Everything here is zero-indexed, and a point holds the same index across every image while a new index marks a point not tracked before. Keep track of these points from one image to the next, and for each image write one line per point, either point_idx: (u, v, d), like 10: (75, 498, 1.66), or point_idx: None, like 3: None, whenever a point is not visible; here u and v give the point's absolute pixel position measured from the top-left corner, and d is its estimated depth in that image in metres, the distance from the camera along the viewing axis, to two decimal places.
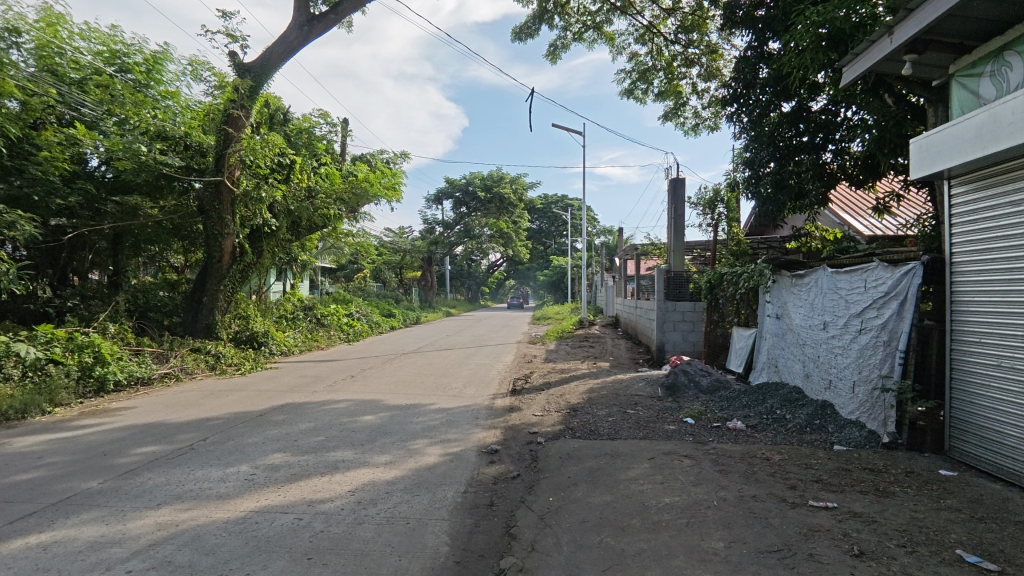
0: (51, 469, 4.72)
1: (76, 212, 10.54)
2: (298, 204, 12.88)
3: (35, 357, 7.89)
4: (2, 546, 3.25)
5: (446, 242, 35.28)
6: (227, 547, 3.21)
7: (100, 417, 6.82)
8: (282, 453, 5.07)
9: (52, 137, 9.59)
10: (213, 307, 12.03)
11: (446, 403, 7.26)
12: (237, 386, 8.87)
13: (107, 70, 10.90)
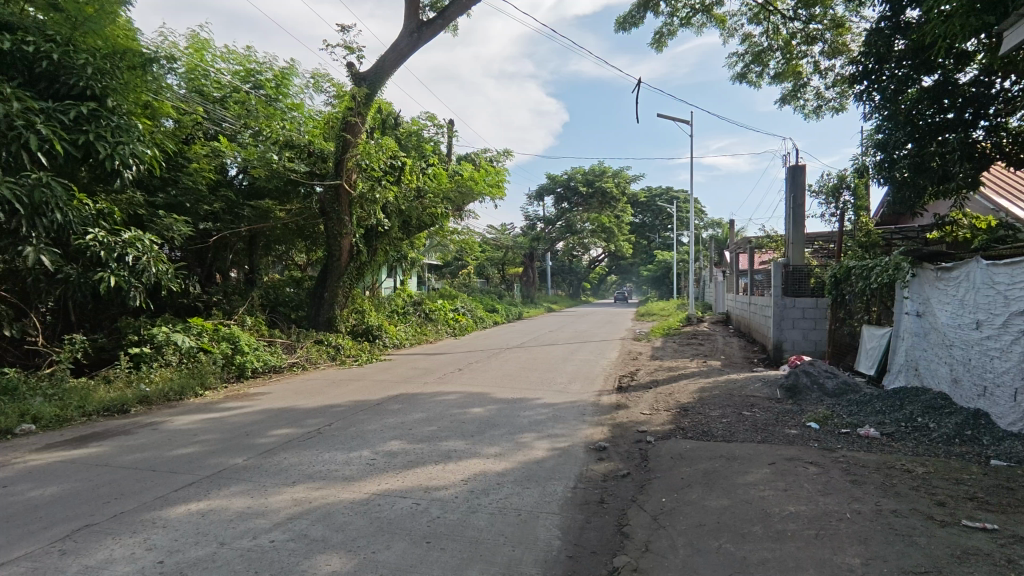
0: (204, 445, 5.33)
1: (219, 216, 11.67)
2: (409, 205, 13.55)
3: (189, 346, 8.91)
4: (170, 511, 3.71)
5: (548, 238, 35.46)
6: (354, 526, 3.44)
7: (242, 400, 7.59)
8: (398, 440, 5.36)
9: (200, 150, 10.78)
10: (334, 302, 12.95)
11: (552, 398, 7.31)
12: (356, 376, 9.51)
13: (243, 88, 12.19)
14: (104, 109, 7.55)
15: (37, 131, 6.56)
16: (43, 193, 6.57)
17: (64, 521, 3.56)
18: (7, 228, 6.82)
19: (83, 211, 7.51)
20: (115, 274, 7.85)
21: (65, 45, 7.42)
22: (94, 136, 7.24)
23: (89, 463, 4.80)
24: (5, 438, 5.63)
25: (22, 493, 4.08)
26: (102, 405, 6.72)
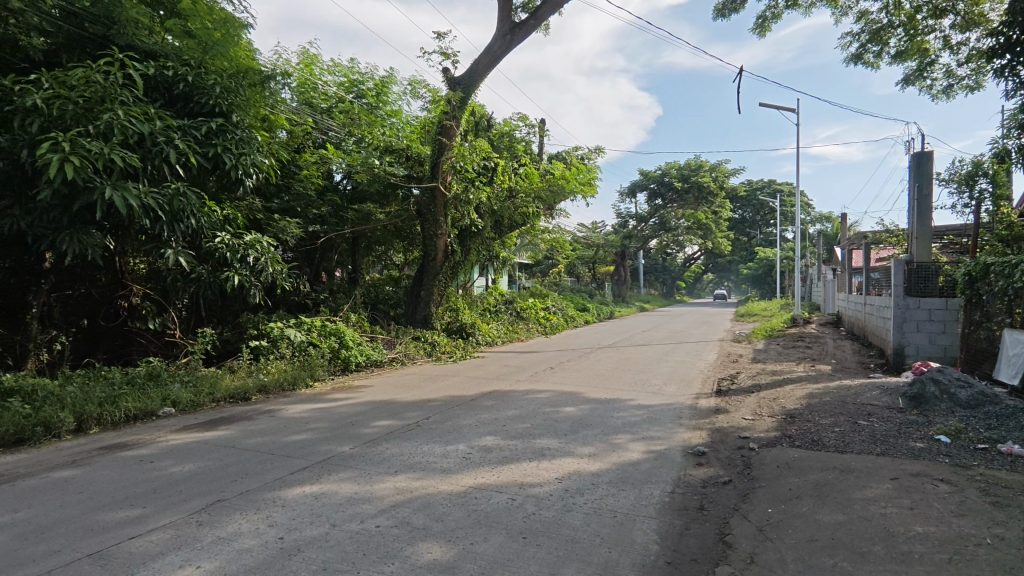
0: (315, 433, 5.73)
1: (326, 219, 12.38)
2: (501, 205, 13.79)
3: (300, 340, 9.61)
4: (288, 492, 4.02)
5: (640, 235, 34.68)
6: (453, 517, 3.56)
7: (347, 392, 8.08)
8: (493, 436, 5.47)
9: (310, 158, 11.60)
10: (429, 300, 13.43)
11: (646, 400, 7.15)
12: (451, 372, 9.82)
13: (347, 98, 12.99)
14: (230, 123, 8.30)
15: (176, 146, 7.31)
16: (181, 201, 7.32)
17: (200, 495, 3.96)
18: (152, 233, 7.63)
19: (212, 216, 8.27)
20: (238, 273, 8.61)
21: (198, 68, 8.27)
22: (221, 149, 7.98)
23: (218, 444, 5.31)
24: (150, 419, 6.34)
25: (165, 468, 4.59)
26: (228, 392, 7.38)
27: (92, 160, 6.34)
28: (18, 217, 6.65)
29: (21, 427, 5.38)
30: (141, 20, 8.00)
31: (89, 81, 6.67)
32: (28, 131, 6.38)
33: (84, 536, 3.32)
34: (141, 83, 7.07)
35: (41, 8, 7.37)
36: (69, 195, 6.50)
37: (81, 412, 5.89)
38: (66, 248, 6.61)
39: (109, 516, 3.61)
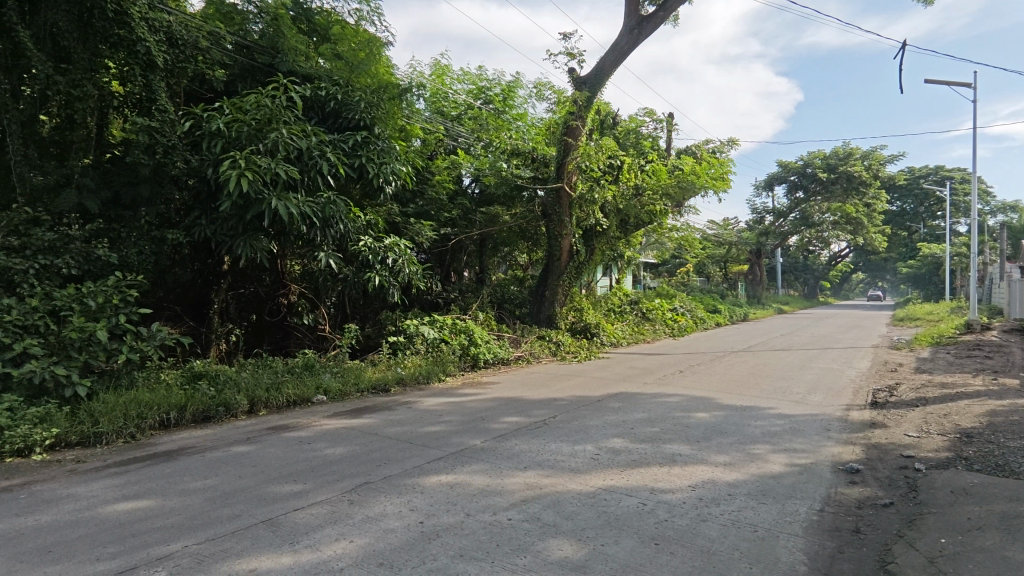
0: (448, 425, 6.03)
1: (456, 222, 12.90)
2: (627, 203, 13.53)
3: (433, 337, 10.15)
4: (425, 479, 4.28)
5: (778, 232, 32.21)
6: (583, 516, 3.56)
7: (476, 388, 8.41)
8: (621, 438, 5.39)
9: (442, 164, 12.25)
10: (554, 300, 13.56)
11: (787, 409, 6.63)
12: (576, 372, 9.83)
13: (476, 105, 13.55)
14: (372, 135, 9.00)
15: (328, 159, 8.05)
16: (332, 209, 8.03)
17: (350, 476, 4.35)
18: (307, 238, 8.44)
19: (357, 221, 8.99)
20: (379, 274, 9.31)
21: (346, 86, 9.09)
22: (365, 159, 8.67)
23: (364, 431, 5.79)
24: (306, 405, 7.06)
25: (320, 450, 5.09)
26: (370, 383, 8.00)
27: (262, 174, 7.20)
28: (205, 226, 7.71)
29: (207, 406, 6.24)
30: (299, 47, 9.01)
31: (260, 105, 7.56)
32: (213, 151, 7.39)
33: (258, 504, 3.79)
34: (300, 104, 7.87)
35: (222, 45, 8.52)
36: (243, 206, 7.43)
37: (252, 396, 6.71)
38: (241, 252, 7.55)
39: (277, 489, 4.08)
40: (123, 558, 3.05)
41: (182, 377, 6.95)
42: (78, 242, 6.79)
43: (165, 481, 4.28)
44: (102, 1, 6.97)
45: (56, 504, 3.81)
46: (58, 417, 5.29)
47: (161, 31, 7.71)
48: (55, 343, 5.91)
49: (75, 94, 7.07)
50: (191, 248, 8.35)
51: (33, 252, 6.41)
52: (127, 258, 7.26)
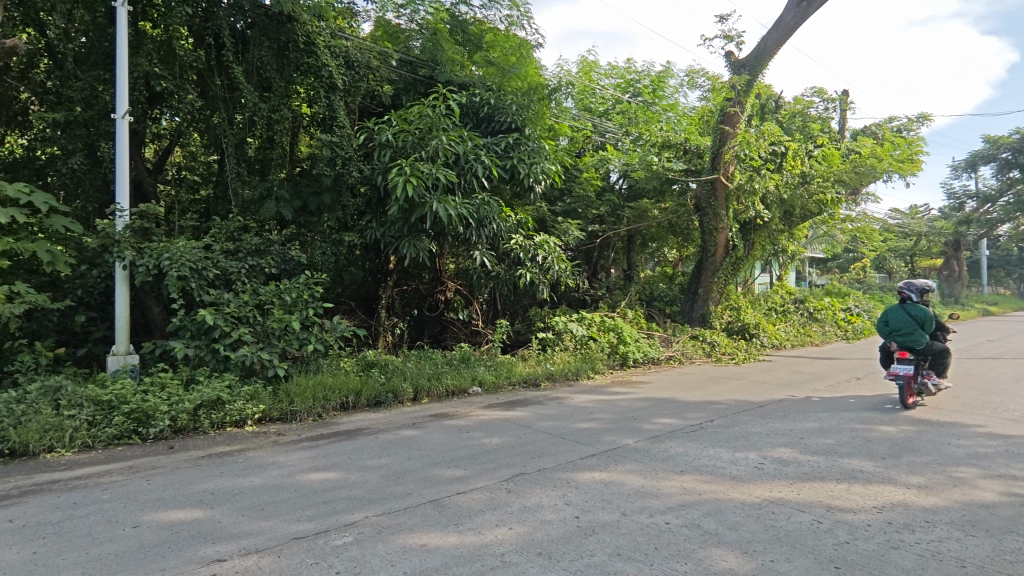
0: (599, 422, 6.01)
1: (605, 219, 12.77)
2: (792, 192, 12.21)
3: (582, 335, 10.17)
4: (579, 475, 4.31)
5: (984, 220, 27.39)
6: (748, 528, 3.35)
7: (627, 387, 8.28)
8: (789, 449, 4.97)
9: (589, 161, 12.21)
10: (708, 297, 12.87)
11: (1000, 428, 5.63)
12: (734, 375, 9.24)
13: (624, 98, 13.34)
14: (523, 137, 9.22)
15: (482, 162, 8.43)
16: (486, 209, 8.33)
17: (507, 466, 4.53)
18: (463, 238, 8.91)
19: (508, 220, 9.28)
20: (530, 270, 9.59)
21: (498, 91, 9.46)
22: (517, 160, 8.93)
23: (517, 423, 5.99)
24: (463, 396, 7.48)
25: (479, 439, 5.37)
26: (522, 378, 8.24)
27: (425, 179, 7.74)
28: (375, 229, 8.49)
29: (379, 392, 6.88)
30: (456, 58, 9.57)
31: (423, 115, 8.11)
32: (382, 160, 8.11)
33: (426, 485, 4.10)
34: (457, 111, 8.33)
35: (388, 63, 9.35)
36: (408, 209, 8.05)
37: (417, 384, 7.27)
38: (406, 252, 8.20)
39: (442, 472, 4.38)
40: (318, 521, 3.48)
41: (358, 364, 7.74)
42: (277, 246, 7.88)
43: (348, 457, 4.80)
44: (296, 36, 8.20)
45: (265, 469, 4.47)
46: (263, 395, 6.16)
47: (341, 56, 8.78)
48: (261, 331, 6.92)
49: (274, 118, 8.29)
50: (363, 249, 9.24)
51: (245, 254, 7.56)
52: (314, 259, 8.25)
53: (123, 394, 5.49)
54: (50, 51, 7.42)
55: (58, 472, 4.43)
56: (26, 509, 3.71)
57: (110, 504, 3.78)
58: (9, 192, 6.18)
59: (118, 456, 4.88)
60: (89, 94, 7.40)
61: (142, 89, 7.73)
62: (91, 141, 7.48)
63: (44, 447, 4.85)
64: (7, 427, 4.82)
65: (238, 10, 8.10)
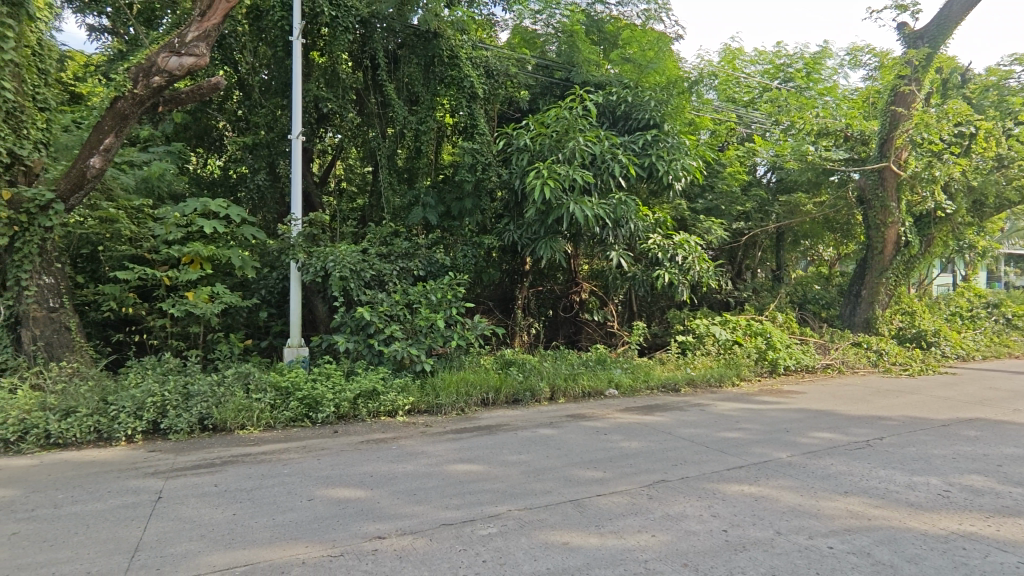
0: (746, 433, 5.64)
1: (751, 215, 11.95)
2: (984, 178, 10.60)
3: (726, 339, 9.60)
4: (726, 487, 4.08)
5: None
6: (932, 563, 2.94)
7: (777, 396, 7.67)
8: (982, 477, 4.28)
9: (734, 154, 11.49)
10: (874, 300, 11.48)
11: None
12: (908, 388, 8.16)
13: (773, 84, 12.41)
14: (662, 133, 8.85)
15: (620, 161, 8.31)
16: (623, 209, 8.16)
17: (647, 471, 4.43)
18: (599, 238, 8.82)
19: (646, 220, 9.04)
20: (668, 271, 9.17)
21: (636, 88, 9.23)
22: (656, 158, 8.60)
23: (657, 428, 5.81)
24: (599, 397, 7.42)
25: (617, 442, 5.30)
26: (660, 382, 7.99)
27: (562, 181, 7.78)
28: (513, 231, 8.72)
29: (517, 390, 7.08)
30: (592, 58, 9.56)
31: (561, 117, 8.14)
32: (521, 164, 8.32)
33: (566, 484, 4.14)
34: (594, 111, 8.28)
35: (526, 69, 9.59)
36: (545, 212, 8.15)
37: (554, 384, 7.36)
38: (542, 253, 8.31)
39: (581, 472, 4.39)
40: (464, 510, 3.67)
41: (497, 362, 8.01)
42: (423, 249, 8.40)
43: (489, 451, 5.00)
44: (441, 50, 8.72)
45: (416, 458, 4.79)
46: (412, 388, 6.62)
47: (482, 66, 9.12)
48: (410, 329, 7.43)
49: (421, 130, 8.89)
50: (501, 251, 9.52)
51: (396, 257, 8.18)
52: (457, 261, 8.69)
53: (297, 382, 6.20)
54: (241, 85, 8.63)
55: (249, 447, 5.13)
56: (227, 476, 4.35)
57: (289, 478, 4.30)
58: (212, 206, 7.29)
59: (294, 436, 5.53)
60: (270, 119, 8.49)
61: (311, 112, 8.69)
62: (272, 159, 8.59)
63: (237, 424, 5.64)
64: (211, 406, 5.69)
65: (391, 32, 8.80)
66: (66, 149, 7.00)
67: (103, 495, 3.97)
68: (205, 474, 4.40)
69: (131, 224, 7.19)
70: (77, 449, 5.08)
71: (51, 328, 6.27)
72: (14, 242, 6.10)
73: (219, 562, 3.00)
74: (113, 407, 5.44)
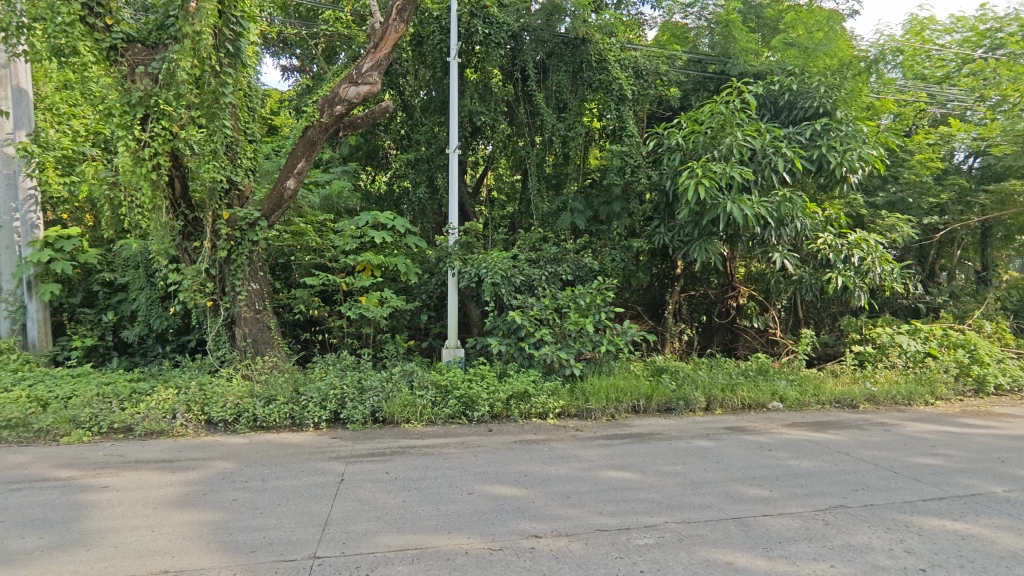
0: (947, 460, 4.87)
1: (947, 208, 10.32)
2: None
3: (916, 350, 8.38)
4: (923, 520, 3.56)
5: None
6: None
7: (986, 419, 6.52)
8: None
9: (924, 139, 10.03)
10: None
11: None
12: None
13: (975, 54, 10.64)
14: (834, 121, 8.02)
15: (784, 155, 7.65)
16: (788, 207, 7.50)
17: (822, 495, 4.02)
18: (759, 239, 8.18)
19: (814, 218, 8.23)
20: (842, 275, 8.23)
21: (803, 74, 8.46)
22: (826, 149, 7.79)
23: (832, 448, 5.25)
24: (762, 410, 6.89)
25: (785, 460, 4.88)
26: (834, 397, 7.21)
27: (717, 180, 7.28)
28: (664, 234, 8.40)
29: (670, 399, 6.83)
30: (750, 47, 8.96)
31: (716, 113, 7.66)
32: (672, 164, 8.00)
33: (727, 500, 3.90)
34: (756, 104, 7.69)
35: (677, 65, 9.29)
36: (699, 212, 7.74)
37: (710, 394, 6.98)
38: (696, 256, 7.90)
39: (744, 489, 4.11)
40: (620, 517, 3.62)
41: (648, 369, 7.80)
42: (572, 255, 8.47)
43: (643, 459, 4.88)
44: (588, 56, 8.76)
45: (568, 461, 4.83)
46: (562, 392, 6.69)
47: (631, 67, 9.01)
48: (559, 333, 7.51)
49: (569, 136, 9.01)
50: (651, 254, 9.25)
51: (545, 263, 8.34)
52: (605, 265, 8.62)
53: (455, 381, 6.59)
54: (404, 106, 9.42)
55: (414, 439, 5.56)
56: (397, 465, 4.75)
57: (451, 471, 4.58)
58: (381, 218, 8.05)
59: (453, 432, 5.89)
60: (430, 136, 9.17)
61: (466, 126, 9.17)
62: (431, 174, 9.27)
63: (403, 418, 6.13)
64: (381, 399, 6.25)
65: (539, 43, 9.01)
66: (267, 174, 8.16)
67: (298, 473, 4.56)
68: (378, 461, 4.85)
69: (316, 236, 8.17)
70: (277, 431, 5.87)
71: (257, 327, 7.36)
72: (231, 254, 7.23)
73: (394, 543, 3.29)
74: (303, 397, 6.21)
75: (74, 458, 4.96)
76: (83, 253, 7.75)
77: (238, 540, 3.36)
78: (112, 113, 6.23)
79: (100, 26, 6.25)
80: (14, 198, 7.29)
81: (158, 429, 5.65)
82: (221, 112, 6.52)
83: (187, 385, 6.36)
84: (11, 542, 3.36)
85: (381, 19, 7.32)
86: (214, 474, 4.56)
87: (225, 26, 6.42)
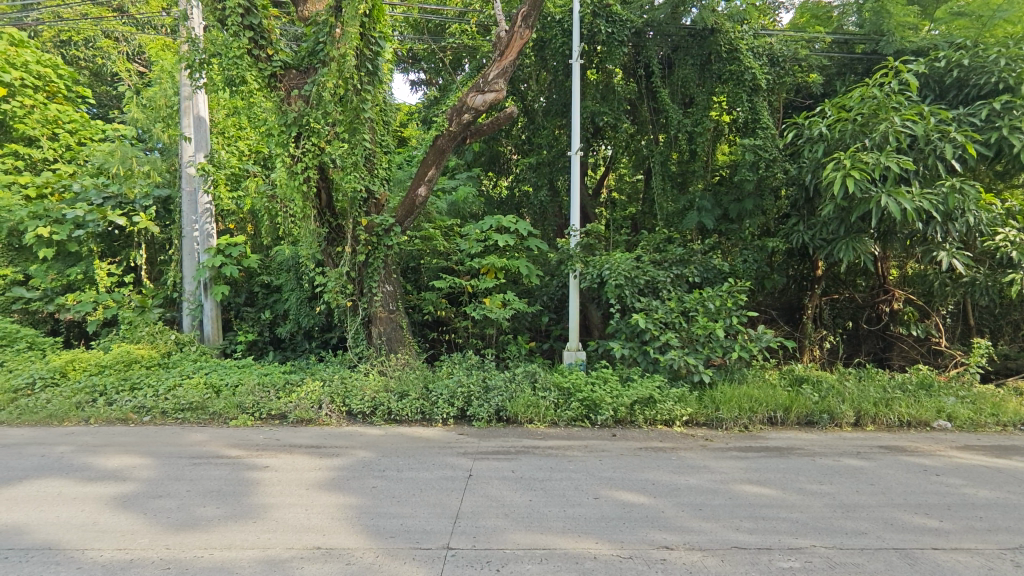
0: None
1: None
2: None
3: None
4: None
5: None
6: None
7: None
8: None
9: None
10: None
11: None
12: None
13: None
14: (1018, 97, 6.88)
15: (952, 139, 6.73)
16: (958, 198, 6.56)
17: (1009, 531, 3.46)
18: (921, 236, 7.23)
19: (991, 209, 7.10)
20: None
21: (977, 46, 7.37)
22: (1008, 130, 6.72)
23: (1020, 477, 4.51)
24: (925, 429, 6.11)
25: (958, 487, 4.27)
26: (1018, 418, 6.22)
27: (870, 171, 6.50)
28: (803, 232, 7.73)
29: (811, 411, 6.29)
30: (908, 21, 8.06)
31: (868, 96, 6.88)
32: (815, 155, 7.26)
33: (887, 528, 3.49)
34: (917, 84, 6.79)
35: (817, 49, 8.59)
36: (846, 207, 7.02)
37: (860, 408, 6.31)
38: (843, 256, 7.16)
39: (906, 517, 3.65)
40: (759, 536, 3.38)
41: (786, 378, 7.21)
42: (699, 255, 8.03)
43: (782, 475, 4.52)
44: (717, 46, 8.34)
45: (699, 472, 4.60)
46: (690, 398, 6.39)
47: (765, 54, 8.45)
48: (686, 337, 7.19)
49: (696, 131, 8.61)
50: (788, 254, 8.57)
51: (670, 264, 7.98)
52: (736, 266, 8.13)
53: (578, 384, 6.57)
54: (526, 111, 9.60)
55: (537, 440, 5.62)
56: (522, 464, 4.82)
57: (576, 474, 4.55)
58: (504, 222, 8.21)
59: (575, 435, 5.86)
60: (551, 139, 9.28)
61: (588, 127, 9.10)
62: (552, 177, 9.36)
63: (526, 418, 6.22)
64: (505, 399, 6.39)
65: (663, 38, 8.72)
66: (401, 183, 8.70)
67: (429, 466, 4.78)
68: (504, 459, 4.95)
69: (444, 240, 8.54)
70: (409, 424, 6.21)
71: (390, 326, 7.88)
72: (369, 259, 7.79)
73: (523, 541, 3.34)
74: (433, 394, 6.53)
75: (240, 438, 5.62)
76: (246, 258, 8.77)
77: (378, 525, 3.60)
78: (272, 134, 7.03)
79: (263, 57, 7.06)
80: (193, 211, 8.35)
81: (308, 418, 6.24)
82: (361, 126, 7.04)
83: (331, 378, 6.96)
84: (194, 509, 3.87)
85: (506, 27, 7.50)
86: (356, 462, 4.92)
87: (365, 47, 6.92)
